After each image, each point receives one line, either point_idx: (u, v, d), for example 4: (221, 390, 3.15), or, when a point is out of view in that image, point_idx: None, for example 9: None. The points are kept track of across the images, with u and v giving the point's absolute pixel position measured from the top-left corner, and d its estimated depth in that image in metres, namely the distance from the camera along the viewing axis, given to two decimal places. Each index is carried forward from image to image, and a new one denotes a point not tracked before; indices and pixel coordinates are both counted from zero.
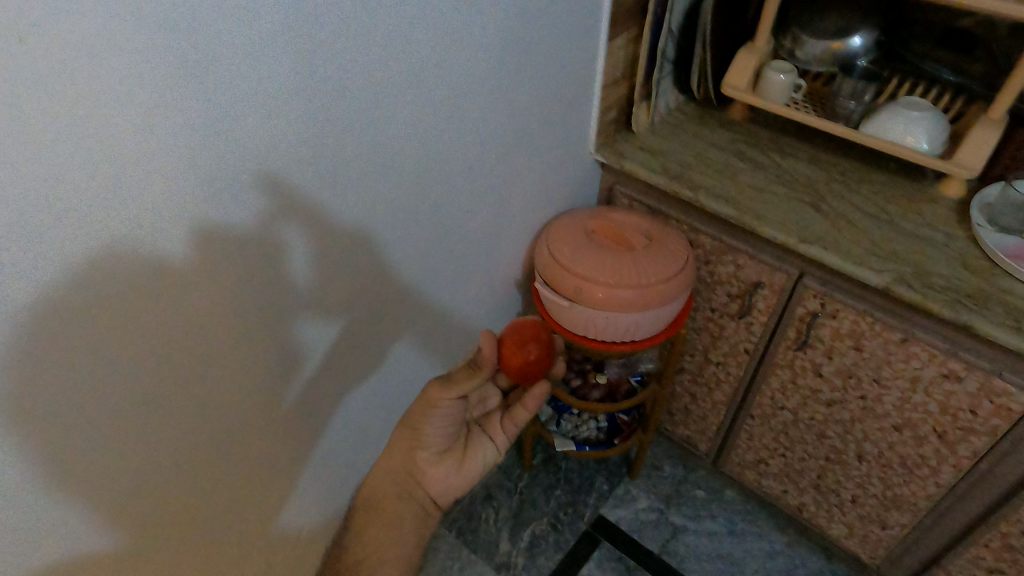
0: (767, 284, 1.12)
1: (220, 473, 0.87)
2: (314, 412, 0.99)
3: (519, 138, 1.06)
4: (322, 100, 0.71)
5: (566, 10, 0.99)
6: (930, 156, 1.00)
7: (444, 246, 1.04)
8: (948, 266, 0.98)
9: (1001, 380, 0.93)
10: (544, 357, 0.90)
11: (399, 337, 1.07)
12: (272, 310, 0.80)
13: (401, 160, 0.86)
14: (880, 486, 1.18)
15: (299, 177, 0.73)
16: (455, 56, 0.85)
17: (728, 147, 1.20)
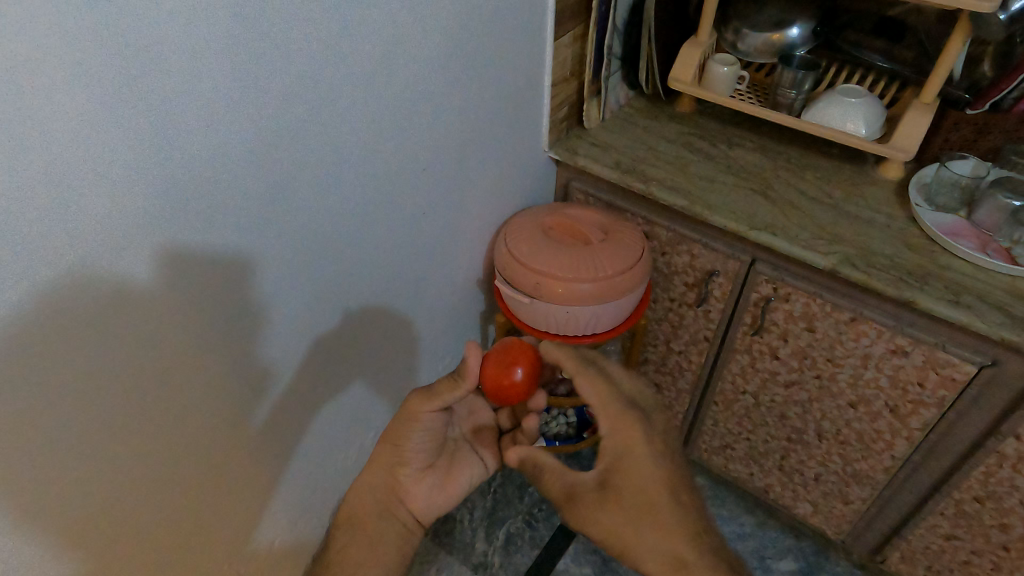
0: (721, 271, 1.15)
1: (193, 489, 0.88)
2: (284, 427, 1.00)
3: (473, 142, 1.07)
4: (273, 119, 0.72)
5: (512, 15, 1.00)
6: (868, 141, 1.07)
7: (403, 252, 1.05)
8: (891, 246, 1.02)
9: (945, 352, 0.97)
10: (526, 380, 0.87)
11: (365, 347, 1.09)
12: (236, 330, 0.81)
13: (355, 176, 0.88)
14: (840, 462, 1.22)
15: (254, 195, 0.75)
16: (404, 70, 0.87)
17: (678, 139, 1.22)
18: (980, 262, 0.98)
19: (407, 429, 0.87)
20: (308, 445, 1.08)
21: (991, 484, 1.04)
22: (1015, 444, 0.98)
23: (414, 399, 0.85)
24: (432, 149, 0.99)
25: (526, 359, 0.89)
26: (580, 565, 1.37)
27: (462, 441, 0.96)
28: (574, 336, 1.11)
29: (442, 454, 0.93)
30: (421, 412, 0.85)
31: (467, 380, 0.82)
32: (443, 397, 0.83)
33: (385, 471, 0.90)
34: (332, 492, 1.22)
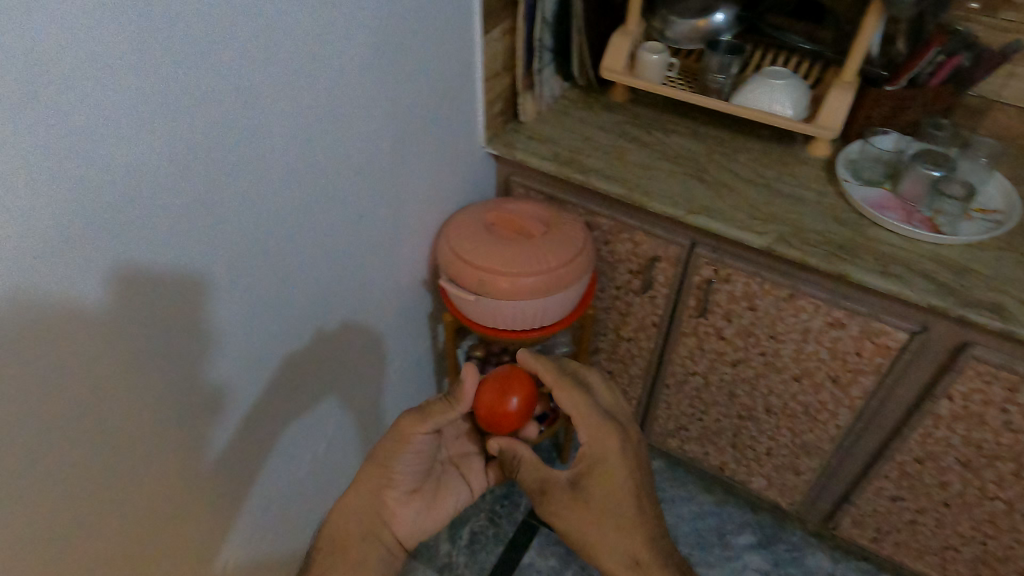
0: (663, 257, 1.16)
1: (157, 514, 0.85)
2: (244, 447, 0.97)
3: (411, 143, 1.06)
4: (212, 129, 0.70)
5: (442, 11, 0.99)
6: (797, 121, 1.10)
7: (348, 259, 1.03)
8: (822, 222, 1.05)
9: (878, 321, 1.01)
10: (521, 409, 0.90)
11: (319, 360, 1.06)
12: (190, 352, 0.79)
13: (295, 187, 0.86)
14: (789, 435, 1.26)
15: (200, 208, 0.73)
16: (337, 75, 0.85)
17: (614, 129, 1.23)
18: (903, 233, 1.02)
19: (398, 448, 0.85)
20: (270, 464, 1.05)
21: (929, 444, 1.09)
22: (947, 404, 1.02)
23: (405, 420, 0.85)
24: (370, 154, 0.98)
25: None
26: (545, 557, 1.38)
27: (450, 466, 0.96)
28: (523, 330, 1.11)
29: (430, 479, 0.92)
30: (414, 432, 0.84)
31: (460, 404, 0.86)
32: (435, 420, 0.84)
33: (367, 492, 0.87)
34: (296, 508, 1.19)
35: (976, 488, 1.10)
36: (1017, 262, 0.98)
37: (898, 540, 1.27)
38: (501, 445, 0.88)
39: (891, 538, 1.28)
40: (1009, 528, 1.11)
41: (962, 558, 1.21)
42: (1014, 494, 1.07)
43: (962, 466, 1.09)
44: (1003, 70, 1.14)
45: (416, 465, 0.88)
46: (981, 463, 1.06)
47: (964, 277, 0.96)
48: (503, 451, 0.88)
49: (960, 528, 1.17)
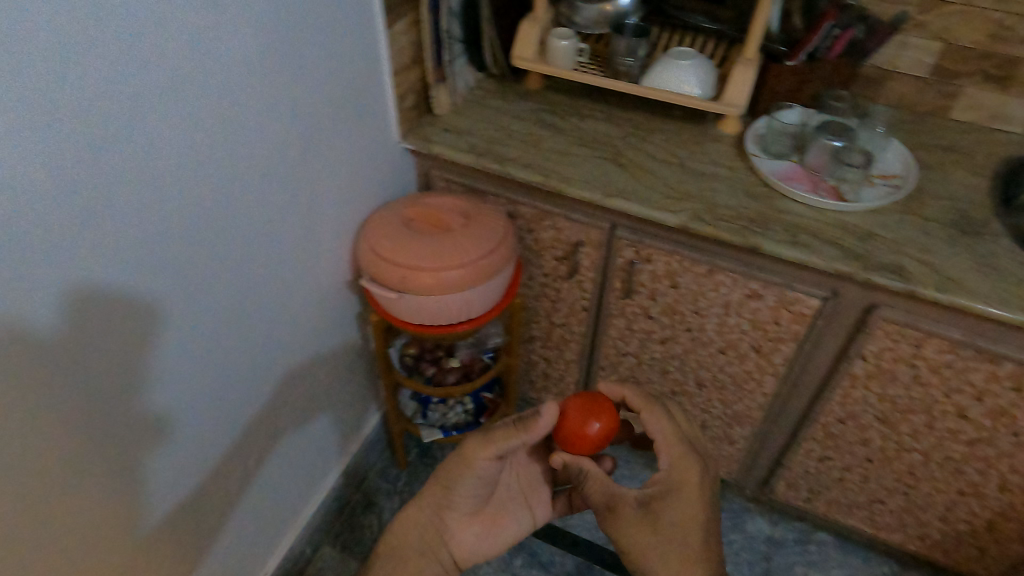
0: (586, 241, 1.17)
1: (115, 538, 0.86)
2: (188, 470, 0.96)
3: (329, 150, 1.05)
4: (134, 155, 0.71)
5: (348, 14, 0.98)
6: (704, 100, 1.12)
7: (275, 272, 1.01)
8: (734, 197, 1.08)
9: (793, 290, 1.04)
10: (604, 436, 0.83)
11: (258, 376, 1.05)
12: (131, 375, 0.80)
13: (216, 205, 0.85)
14: (721, 406, 1.29)
15: (130, 233, 0.73)
16: (244, 86, 0.83)
17: (529, 117, 1.23)
18: (809, 202, 1.05)
19: (459, 471, 0.85)
20: (218, 486, 1.04)
21: (848, 403, 1.14)
22: (862, 364, 1.07)
23: (472, 444, 0.83)
24: (288, 164, 0.96)
25: (609, 413, 0.84)
26: None
27: (517, 489, 0.96)
28: (451, 324, 1.11)
29: (490, 501, 0.93)
30: (476, 459, 0.83)
31: (531, 431, 0.81)
32: (499, 446, 0.81)
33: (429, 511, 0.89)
34: (253, 529, 1.17)
35: (894, 442, 1.15)
36: (915, 224, 1.03)
37: (830, 498, 1.32)
38: (566, 459, 0.82)
39: (823, 497, 1.33)
40: (926, 476, 1.17)
41: (888, 509, 1.27)
42: (928, 444, 1.12)
43: (880, 422, 1.14)
44: (894, 40, 1.19)
45: (477, 492, 0.88)
46: (897, 417, 1.11)
47: (868, 241, 1.00)
48: (565, 466, 0.82)
49: (884, 481, 1.23)
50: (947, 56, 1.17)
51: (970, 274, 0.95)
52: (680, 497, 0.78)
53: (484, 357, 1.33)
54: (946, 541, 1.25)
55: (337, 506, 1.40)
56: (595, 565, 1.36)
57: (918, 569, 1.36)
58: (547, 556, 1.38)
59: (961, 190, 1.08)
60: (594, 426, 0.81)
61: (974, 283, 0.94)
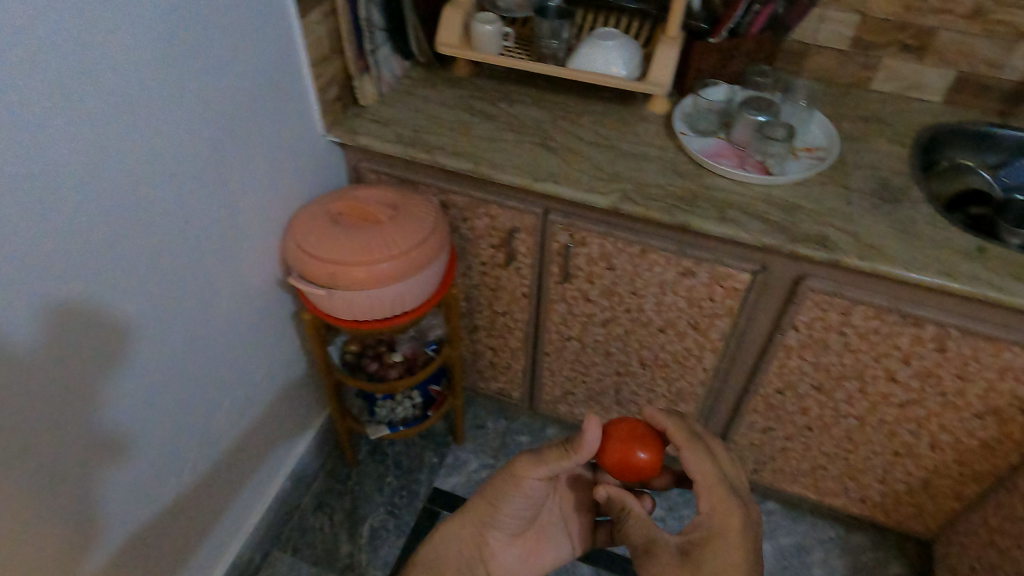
0: (521, 227, 1.16)
1: (73, 552, 0.88)
2: (129, 485, 0.95)
3: (256, 153, 1.03)
4: (74, 182, 0.73)
5: (270, 22, 0.98)
6: (630, 80, 1.12)
7: (209, 280, 1.00)
8: (663, 175, 1.08)
9: (723, 266, 1.05)
10: (650, 464, 0.80)
11: (202, 387, 1.05)
12: (80, 395, 0.82)
13: (140, 218, 0.83)
14: (665, 385, 1.30)
15: (71, 260, 0.75)
16: (157, 94, 0.81)
17: (458, 105, 1.22)
18: (736, 177, 1.06)
19: (509, 489, 0.84)
20: (163, 499, 1.03)
21: (785, 373, 1.16)
22: (795, 334, 1.09)
23: (522, 463, 0.83)
24: (212, 170, 0.94)
25: (654, 443, 0.82)
26: None
27: (558, 516, 0.96)
28: (387, 318, 1.09)
29: (533, 525, 0.93)
30: (527, 477, 0.82)
31: (580, 453, 0.81)
32: (551, 465, 0.81)
33: (473, 525, 0.88)
34: (204, 539, 1.16)
35: (831, 409, 1.18)
36: (839, 194, 1.05)
37: (775, 468, 1.35)
38: (612, 492, 0.81)
39: (768, 467, 1.35)
40: (864, 441, 1.20)
41: (830, 474, 1.30)
42: (863, 409, 1.15)
43: (816, 391, 1.16)
44: (814, 14, 1.21)
45: (522, 512, 0.87)
46: (832, 385, 1.14)
47: (793, 214, 1.01)
48: (610, 499, 0.81)
49: (825, 448, 1.26)
50: (864, 29, 1.20)
51: (891, 241, 0.97)
52: (723, 542, 0.72)
53: (427, 350, 1.32)
54: (887, 501, 1.29)
55: (286, 511, 1.37)
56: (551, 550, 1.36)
57: (862, 529, 1.40)
58: None
59: (881, 159, 1.11)
60: (640, 458, 0.80)
61: (895, 250, 0.96)
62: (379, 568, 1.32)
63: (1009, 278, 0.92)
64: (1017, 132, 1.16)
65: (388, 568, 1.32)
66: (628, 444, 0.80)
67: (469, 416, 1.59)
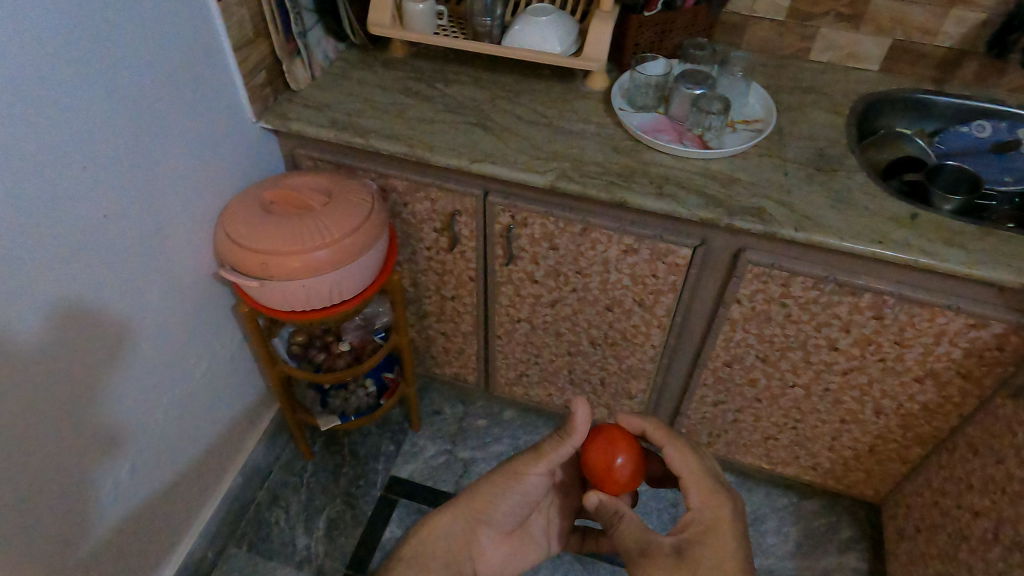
0: (462, 210, 1.14)
1: (77, 541, 0.97)
2: (68, 491, 0.93)
3: (184, 146, 1.00)
4: (58, 210, 0.80)
5: (221, 42, 1.02)
6: (565, 56, 1.11)
7: (141, 280, 0.97)
8: (602, 152, 1.07)
9: (664, 242, 1.04)
10: (630, 470, 0.80)
11: (182, 387, 1.12)
12: (72, 400, 0.90)
13: (57, 220, 0.81)
14: (616, 362, 1.30)
15: (59, 280, 0.83)
16: (66, 92, 0.78)
17: (393, 86, 1.19)
18: (675, 153, 1.06)
19: (509, 486, 0.85)
20: (108, 502, 1.01)
21: (732, 346, 1.16)
22: (738, 308, 1.09)
23: (523, 458, 0.84)
24: (135, 166, 0.91)
25: (635, 445, 0.82)
26: (406, 527, 1.36)
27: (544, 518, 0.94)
28: (328, 308, 1.07)
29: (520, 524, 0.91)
30: (529, 473, 0.84)
31: (574, 435, 0.80)
32: (548, 457, 0.82)
33: (464, 518, 0.87)
34: (156, 539, 1.15)
35: (778, 379, 1.19)
36: (776, 165, 1.05)
37: (729, 440, 1.36)
38: (604, 497, 0.78)
39: (722, 439, 1.36)
40: (811, 410, 1.22)
41: (781, 444, 1.32)
42: (808, 378, 1.16)
43: (762, 362, 1.17)
44: None
45: (516, 508, 0.87)
46: (777, 356, 1.15)
47: (730, 187, 1.01)
48: (601, 505, 0.77)
49: (774, 419, 1.27)
50: None
51: (827, 211, 0.98)
52: (719, 538, 0.72)
53: (375, 338, 1.30)
54: (837, 468, 1.31)
55: (239, 508, 1.34)
56: None
57: (815, 496, 1.42)
58: None
59: (819, 129, 1.11)
60: (621, 459, 0.79)
61: (831, 220, 0.96)
62: (337, 559, 1.31)
63: (941, 243, 0.93)
64: (950, 98, 1.18)
65: (346, 558, 1.31)
66: (609, 447, 0.80)
67: (425, 402, 1.58)
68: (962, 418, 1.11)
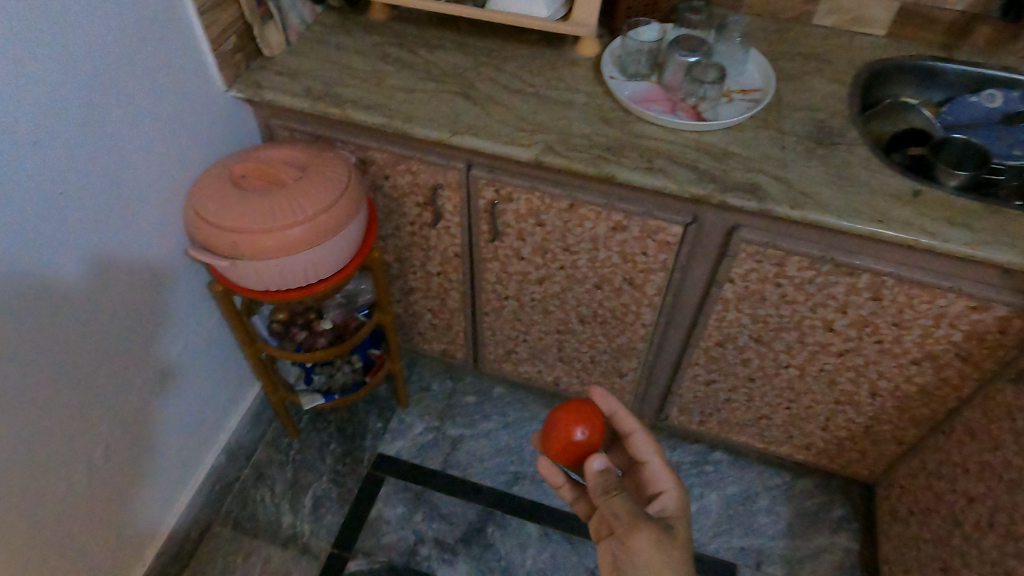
0: (444, 183, 1.09)
1: (104, 487, 1.03)
2: (97, 440, 0.99)
3: (148, 119, 0.94)
4: (71, 176, 0.83)
5: (213, 7, 1.01)
6: (553, 21, 1.05)
7: (106, 260, 0.92)
8: (590, 124, 1.02)
9: (654, 219, 1.00)
10: (589, 440, 0.87)
11: (193, 345, 1.16)
12: (95, 355, 0.94)
13: (49, 184, 0.80)
14: (606, 341, 1.26)
15: (78, 240, 0.87)
16: (29, 58, 0.74)
17: (373, 53, 1.13)
18: (666, 124, 1.00)
19: None
20: (97, 472, 1.01)
21: (725, 326, 1.13)
22: (731, 287, 1.05)
23: None
24: (96, 141, 0.86)
25: (592, 420, 0.89)
26: (392, 505, 1.34)
27: None
28: (308, 286, 1.04)
29: None
30: None
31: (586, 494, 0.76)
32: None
33: None
34: (133, 521, 1.12)
35: (772, 359, 1.15)
36: (773, 138, 0.99)
37: (721, 419, 1.33)
38: (606, 463, 0.81)
39: (714, 418, 1.34)
40: (805, 390, 1.19)
41: (774, 423, 1.29)
42: (803, 358, 1.13)
43: (756, 342, 1.13)
44: None
45: None
46: (771, 336, 1.11)
47: (724, 161, 0.96)
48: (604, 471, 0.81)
49: (768, 399, 1.24)
50: None
51: (826, 187, 0.93)
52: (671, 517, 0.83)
53: (358, 316, 1.27)
54: (830, 447, 1.28)
55: (223, 486, 1.33)
56: (498, 510, 1.34)
57: (807, 475, 1.40)
58: (446, 507, 1.34)
59: (820, 99, 1.05)
60: (581, 433, 0.86)
61: (829, 197, 0.91)
62: (323, 538, 1.29)
63: (944, 223, 0.89)
64: (959, 65, 1.12)
65: (332, 537, 1.30)
66: (575, 418, 0.88)
67: (414, 378, 1.55)
68: (960, 401, 1.08)
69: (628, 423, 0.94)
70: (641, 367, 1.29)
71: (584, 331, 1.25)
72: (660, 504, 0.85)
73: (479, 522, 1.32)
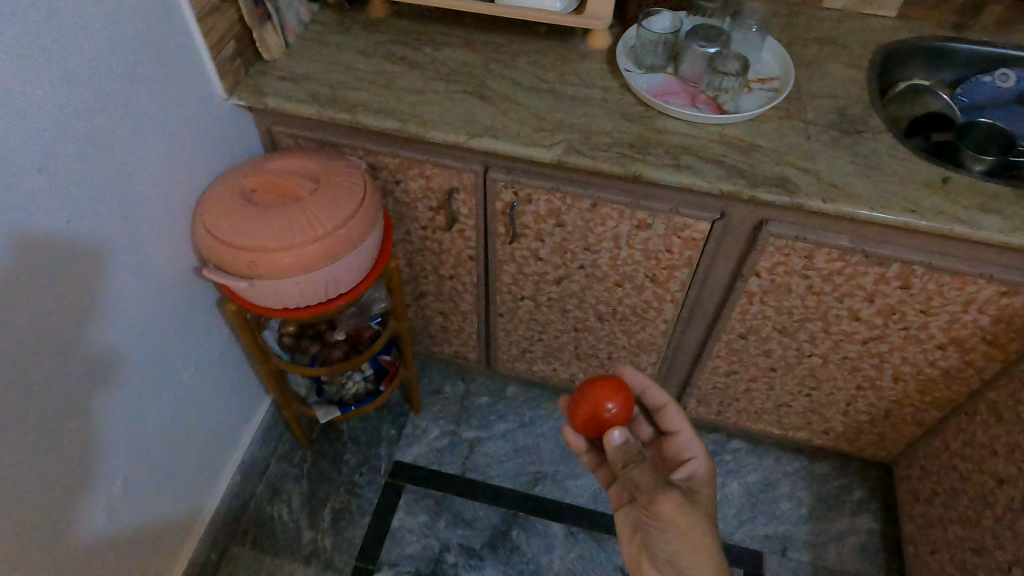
0: (460, 187, 1.06)
1: (125, 510, 1.00)
2: (116, 464, 0.95)
3: (153, 133, 0.89)
4: (79, 198, 0.79)
5: (211, 11, 0.95)
6: (566, 15, 1.01)
7: (116, 283, 0.88)
8: (610, 120, 0.99)
9: (680, 216, 0.98)
10: (619, 414, 0.83)
11: (205, 361, 1.12)
12: (110, 380, 0.91)
13: (58, 207, 0.76)
14: (625, 337, 1.25)
15: (89, 263, 0.82)
16: (34, 77, 0.70)
17: (377, 52, 1.08)
18: (688, 118, 0.98)
19: None
20: (116, 497, 0.97)
21: (748, 319, 1.12)
22: (757, 281, 1.04)
23: None
24: (98, 160, 0.81)
25: (622, 394, 0.85)
26: (414, 514, 1.32)
27: None
28: (326, 301, 1.00)
29: None
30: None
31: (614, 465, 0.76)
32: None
33: None
34: (156, 543, 1.09)
35: (794, 349, 1.15)
36: (798, 129, 0.98)
37: (739, 408, 1.33)
38: (627, 436, 0.79)
39: (733, 408, 1.34)
40: (828, 377, 1.18)
41: (794, 411, 1.29)
42: (826, 347, 1.12)
43: (779, 333, 1.13)
44: None
45: None
46: (795, 327, 1.10)
47: (752, 155, 0.94)
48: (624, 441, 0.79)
49: (789, 387, 1.24)
50: None
51: (857, 178, 0.91)
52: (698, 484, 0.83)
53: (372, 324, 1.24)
54: (850, 431, 1.29)
55: (238, 505, 1.29)
56: (521, 512, 1.33)
57: (825, 458, 1.41)
58: (469, 512, 1.32)
59: (839, 86, 1.04)
60: (613, 409, 0.83)
61: (860, 188, 0.90)
62: (345, 552, 1.27)
63: (976, 210, 0.88)
64: (971, 44, 1.11)
65: (355, 550, 1.27)
66: (606, 391, 0.84)
67: (425, 382, 1.52)
68: (983, 382, 1.08)
69: (660, 396, 0.93)
70: (660, 361, 1.27)
71: (603, 328, 1.24)
72: (690, 470, 0.86)
73: (504, 525, 1.31)
